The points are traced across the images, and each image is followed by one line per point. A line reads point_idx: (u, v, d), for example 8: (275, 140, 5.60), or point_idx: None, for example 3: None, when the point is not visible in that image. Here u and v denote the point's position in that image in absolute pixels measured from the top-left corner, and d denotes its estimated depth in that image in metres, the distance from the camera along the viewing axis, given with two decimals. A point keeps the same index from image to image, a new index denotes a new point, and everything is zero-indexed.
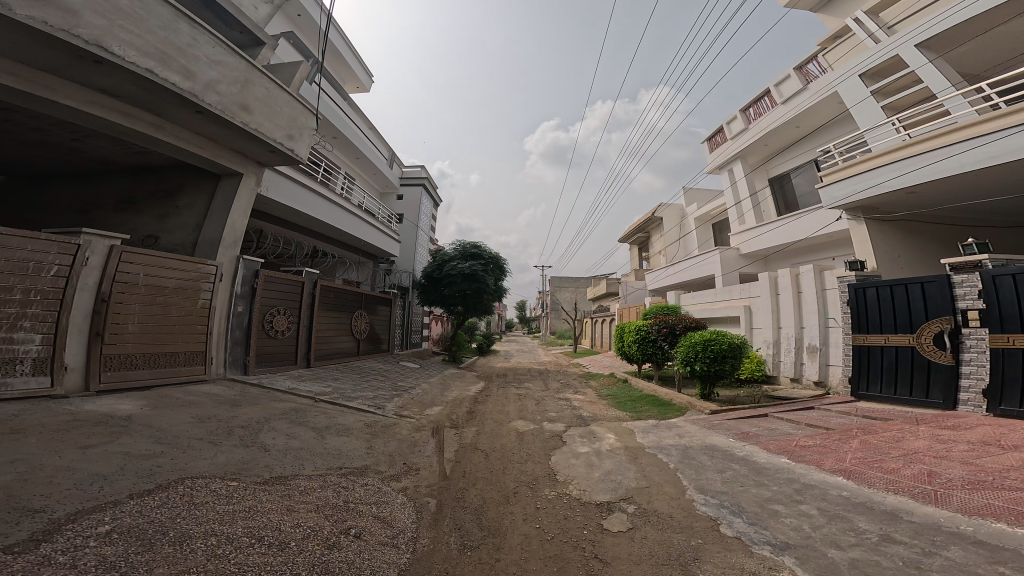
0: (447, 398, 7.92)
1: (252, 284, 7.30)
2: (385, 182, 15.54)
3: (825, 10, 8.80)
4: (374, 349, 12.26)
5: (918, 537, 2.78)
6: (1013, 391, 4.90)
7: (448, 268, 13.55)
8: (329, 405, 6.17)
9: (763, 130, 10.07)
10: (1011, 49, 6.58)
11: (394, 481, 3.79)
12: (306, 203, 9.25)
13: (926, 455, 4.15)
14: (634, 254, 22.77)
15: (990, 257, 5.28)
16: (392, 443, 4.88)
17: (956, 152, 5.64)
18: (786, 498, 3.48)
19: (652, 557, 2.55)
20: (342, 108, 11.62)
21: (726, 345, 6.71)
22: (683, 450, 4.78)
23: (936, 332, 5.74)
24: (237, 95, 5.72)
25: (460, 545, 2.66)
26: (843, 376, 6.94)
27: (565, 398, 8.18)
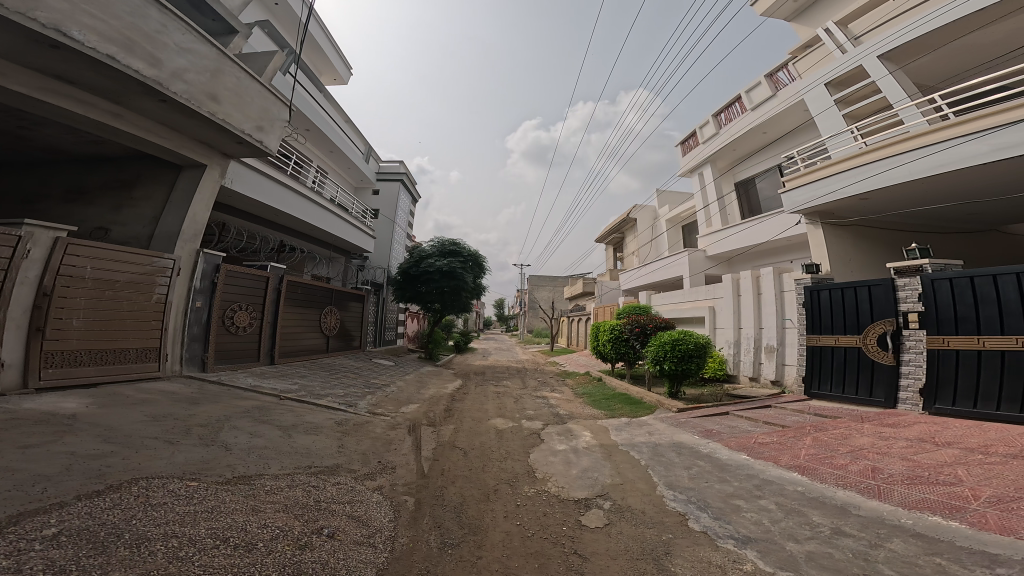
0: (422, 395, 7.86)
1: (213, 279, 7.02)
2: (360, 176, 15.21)
3: (798, 20, 9.12)
4: (344, 345, 12.03)
5: (865, 530, 2.97)
6: (946, 390, 5.27)
7: (425, 265, 13.43)
8: (295, 403, 6.01)
9: (733, 137, 10.41)
10: (958, 65, 7.09)
11: (368, 480, 3.74)
12: (273, 196, 8.95)
13: (870, 451, 4.42)
14: (609, 255, 23.13)
15: (930, 262, 5.67)
16: (366, 442, 4.82)
17: (907, 162, 6.01)
18: (747, 494, 3.64)
19: (628, 553, 2.62)
20: (316, 100, 11.31)
21: (692, 344, 6.92)
22: (653, 448, 4.92)
23: (880, 333, 6.09)
24: (205, 85, 5.49)
25: (440, 544, 2.66)
26: (798, 376, 7.28)
27: (542, 396, 8.27)
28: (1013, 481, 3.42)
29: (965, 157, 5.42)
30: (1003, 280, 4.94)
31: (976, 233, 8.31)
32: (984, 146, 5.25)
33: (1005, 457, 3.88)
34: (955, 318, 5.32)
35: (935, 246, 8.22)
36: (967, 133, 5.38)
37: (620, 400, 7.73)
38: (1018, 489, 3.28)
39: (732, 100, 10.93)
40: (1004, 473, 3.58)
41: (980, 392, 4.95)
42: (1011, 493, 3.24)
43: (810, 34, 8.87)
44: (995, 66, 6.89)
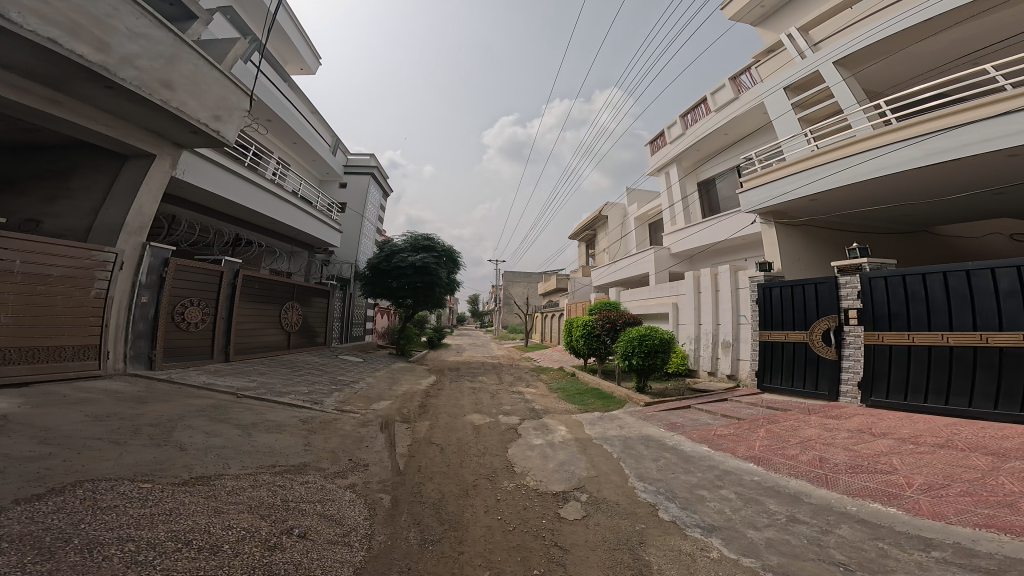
0: (394, 392, 7.74)
1: (160, 274, 6.67)
2: (325, 169, 14.76)
3: (763, 25, 9.46)
4: (307, 342, 11.69)
5: (816, 517, 3.14)
6: (881, 383, 5.64)
7: (398, 260, 13.18)
8: (254, 401, 5.80)
9: (698, 137, 10.72)
10: (903, 73, 7.58)
11: (339, 478, 3.65)
12: (229, 187, 8.55)
13: (817, 442, 4.68)
14: (582, 252, 23.43)
15: (868, 261, 6.02)
16: (335, 439, 4.70)
17: (854, 166, 6.35)
18: (710, 484, 3.79)
19: (605, 543, 2.68)
20: (278, 88, 10.84)
21: (658, 339, 7.12)
22: (624, 441, 5.04)
23: (824, 329, 6.41)
24: (159, 72, 5.18)
25: (420, 541, 2.63)
26: (751, 370, 7.62)
27: (517, 392, 8.31)
28: (943, 469, 3.70)
29: (904, 161, 5.81)
30: (931, 279, 5.32)
31: (909, 235, 8.94)
32: (919, 150, 5.65)
33: (934, 446, 4.18)
34: (889, 314, 5.69)
35: (881, 246, 8.73)
36: (906, 138, 5.75)
37: (591, 395, 7.87)
38: (946, 476, 3.55)
39: (698, 102, 11.22)
40: (934, 461, 3.86)
41: (910, 385, 5.33)
42: (940, 480, 3.51)
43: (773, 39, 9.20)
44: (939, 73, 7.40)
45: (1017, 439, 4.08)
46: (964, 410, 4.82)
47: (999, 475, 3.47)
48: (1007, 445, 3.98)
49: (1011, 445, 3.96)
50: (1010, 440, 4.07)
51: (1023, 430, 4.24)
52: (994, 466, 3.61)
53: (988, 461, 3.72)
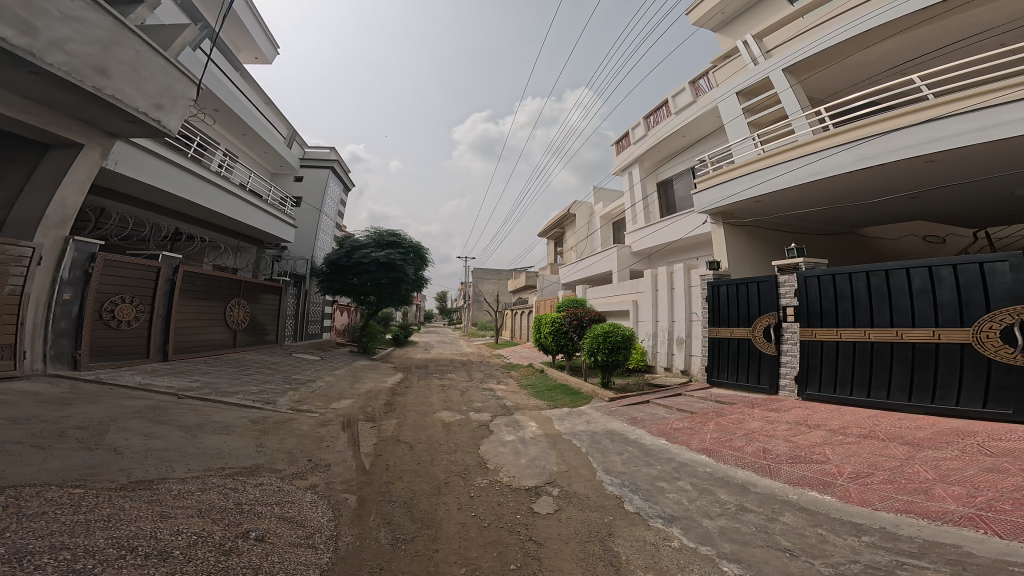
0: (357, 391, 7.51)
1: (87, 269, 6.08)
2: (279, 162, 14.13)
3: (722, 32, 9.92)
4: (256, 339, 11.14)
5: (763, 506, 3.31)
6: (814, 378, 6.01)
7: (360, 256, 12.82)
8: (197, 402, 5.46)
9: (659, 138, 11.08)
10: (842, 82, 8.13)
11: (297, 479, 3.50)
12: (166, 178, 7.98)
13: (760, 434, 4.95)
14: (551, 250, 23.67)
15: (804, 260, 6.38)
16: (292, 440, 4.49)
17: (796, 171, 6.74)
18: (669, 475, 3.92)
19: (578, 535, 2.72)
20: (226, 76, 10.26)
21: (621, 336, 7.28)
22: (591, 435, 5.13)
23: (765, 326, 6.73)
24: (94, 57, 4.75)
25: (392, 540, 2.58)
26: (702, 365, 7.94)
27: (488, 389, 8.31)
28: (868, 458, 3.98)
29: (838, 165, 6.21)
30: (856, 279, 5.71)
31: (838, 236, 9.58)
32: (851, 155, 6.07)
33: (860, 437, 4.48)
34: (821, 312, 6.08)
35: (819, 248, 9.39)
36: (841, 143, 6.16)
37: (558, 391, 7.96)
38: (871, 465, 3.82)
39: (659, 105, 11.56)
40: (861, 451, 4.15)
41: (839, 378, 5.71)
42: (866, 468, 3.78)
43: (731, 45, 9.63)
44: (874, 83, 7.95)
45: (928, 429, 4.43)
46: (884, 402, 5.21)
47: (915, 463, 3.76)
48: (920, 434, 4.31)
49: (924, 434, 4.30)
50: (922, 430, 4.41)
51: (933, 421, 4.61)
52: (910, 455, 3.91)
53: (905, 450, 4.02)
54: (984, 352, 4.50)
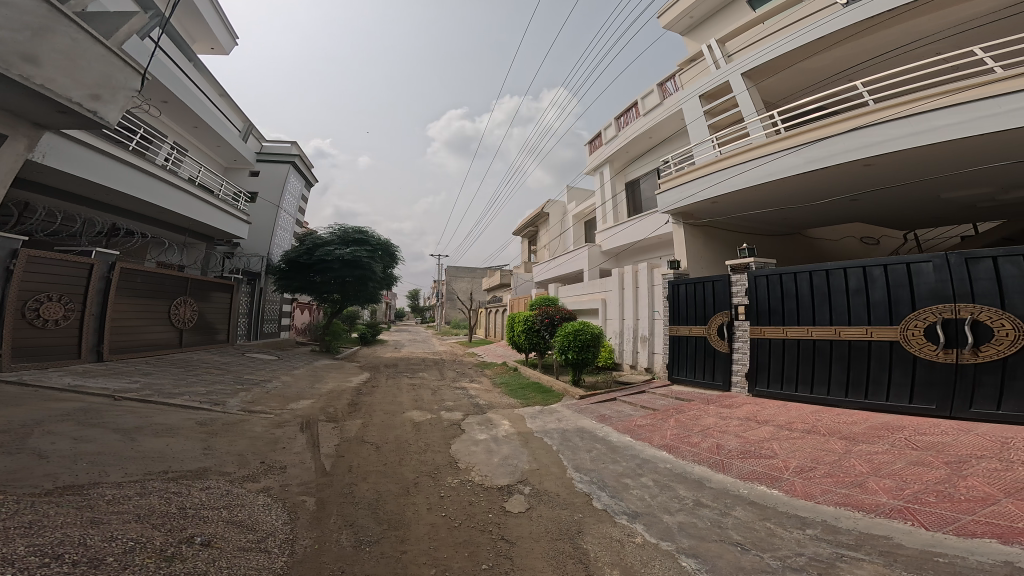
0: (316, 391, 7.25)
1: (8, 267, 5.69)
2: (232, 156, 13.50)
3: (690, 36, 10.28)
4: (206, 339, 10.59)
5: (717, 500, 3.44)
6: (764, 375, 6.30)
7: (324, 253, 12.41)
8: (136, 403, 5.11)
9: (627, 139, 11.36)
10: (794, 87, 8.57)
11: (249, 482, 3.34)
12: (103, 173, 7.47)
13: (715, 430, 5.14)
14: (525, 248, 23.82)
15: (755, 260, 6.64)
16: (243, 442, 4.29)
17: (750, 174, 7.07)
18: (632, 472, 4.01)
19: (548, 533, 2.75)
20: (175, 66, 9.71)
21: (590, 334, 7.38)
22: (562, 433, 5.18)
23: (720, 323, 6.96)
24: (24, 45, 4.33)
25: (355, 542, 2.50)
26: (664, 363, 8.17)
27: (461, 387, 8.27)
28: (810, 453, 4.21)
29: (787, 167, 6.58)
30: (801, 278, 6.02)
31: (784, 237, 10.05)
32: (801, 158, 6.40)
33: (803, 432, 4.74)
34: (769, 310, 6.37)
35: (772, 251, 9.89)
36: (791, 146, 6.51)
37: (530, 389, 8.01)
38: (814, 460, 4.05)
39: (629, 106, 11.83)
40: (804, 446, 4.39)
41: (785, 375, 6.02)
42: (809, 463, 3.99)
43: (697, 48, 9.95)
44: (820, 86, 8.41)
45: (863, 424, 4.73)
46: (825, 398, 5.54)
47: (851, 457, 4.00)
48: (855, 429, 4.60)
49: (859, 429, 4.59)
50: (858, 424, 4.71)
51: (867, 416, 4.92)
52: (847, 449, 4.16)
53: (842, 445, 4.28)
54: (910, 349, 4.80)
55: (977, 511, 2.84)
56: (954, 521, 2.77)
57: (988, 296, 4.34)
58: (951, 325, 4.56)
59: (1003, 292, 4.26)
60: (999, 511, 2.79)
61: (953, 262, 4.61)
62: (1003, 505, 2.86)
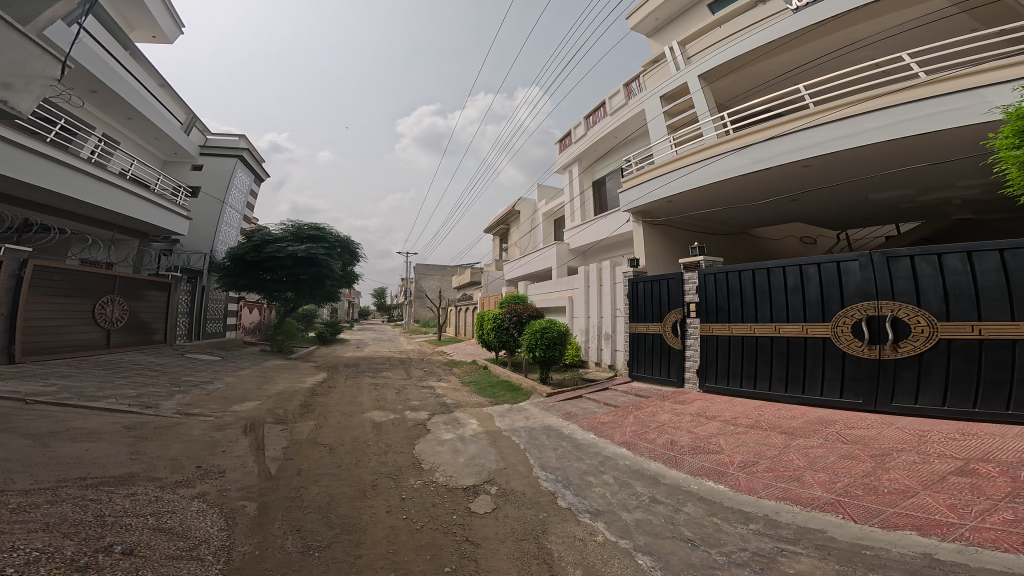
0: (266, 392, 6.89)
1: None
2: (173, 150, 12.69)
3: (656, 37, 10.58)
4: (139, 339, 9.84)
5: (670, 496, 3.55)
6: (713, 371, 6.57)
7: (275, 250, 11.85)
8: (54, 407, 4.67)
9: (595, 137, 11.63)
10: (745, 90, 9.01)
11: (183, 488, 3.12)
12: (16, 166, 6.81)
13: (669, 425, 5.31)
14: (496, 246, 23.89)
15: (704, 259, 6.91)
16: (178, 446, 4.00)
17: (700, 173, 7.38)
18: (594, 469, 4.07)
19: (514, 534, 2.74)
20: (104, 50, 8.97)
21: (557, 332, 7.44)
22: (530, 431, 5.19)
23: (673, 321, 7.21)
24: None
25: (302, 548, 2.39)
26: (625, 360, 8.37)
27: (428, 386, 8.14)
28: (753, 448, 4.43)
29: (733, 167, 6.93)
30: (745, 276, 6.32)
31: (733, 236, 10.50)
32: (748, 158, 6.74)
33: (748, 427, 4.98)
34: (716, 307, 6.66)
35: (724, 253, 10.36)
36: (738, 147, 6.86)
37: (501, 387, 8.04)
38: (756, 454, 4.25)
39: (598, 106, 12.07)
40: (748, 440, 4.61)
41: (732, 371, 6.31)
42: (752, 458, 4.19)
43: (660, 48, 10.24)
44: (768, 85, 8.79)
45: (800, 418, 5.02)
46: (766, 392, 5.85)
47: (790, 451, 4.24)
48: (794, 424, 4.88)
49: (797, 423, 4.87)
50: (796, 419, 4.99)
51: (804, 410, 5.24)
52: (787, 443, 4.39)
53: (782, 439, 4.53)
54: (840, 345, 5.15)
55: (900, 503, 3.06)
56: (879, 514, 2.97)
57: (906, 294, 4.68)
58: (874, 321, 4.91)
59: (919, 291, 4.60)
60: (917, 503, 3.01)
61: (876, 261, 4.95)
62: (922, 497, 3.08)
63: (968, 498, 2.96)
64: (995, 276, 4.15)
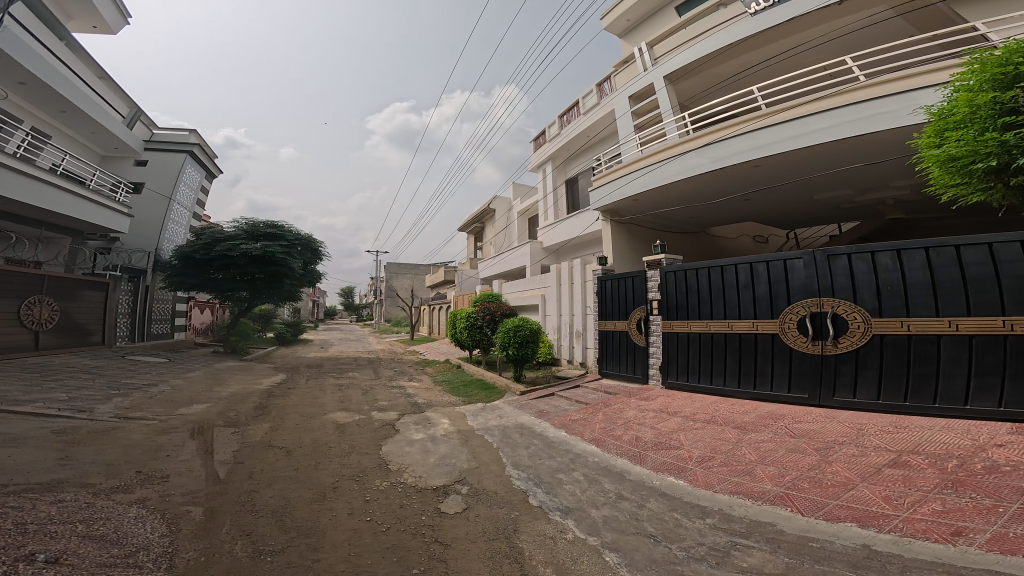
0: (218, 394, 6.52)
1: None
2: (113, 146, 11.87)
3: (628, 38, 10.80)
4: (73, 341, 9.13)
5: (634, 492, 3.60)
6: (674, 368, 6.73)
7: (227, 249, 11.27)
8: None
9: (568, 136, 11.77)
10: (707, 91, 9.31)
11: (121, 494, 2.89)
12: None
13: (635, 422, 5.40)
14: (470, 244, 23.78)
15: (666, 256, 7.07)
16: (115, 451, 3.71)
17: (661, 173, 7.59)
18: (565, 467, 4.07)
19: (485, 534, 2.69)
20: (33, 36, 8.26)
21: (530, 330, 7.43)
22: (503, 430, 5.16)
23: (638, 318, 7.35)
24: None
25: (251, 553, 2.26)
26: (595, 357, 8.47)
27: (398, 386, 7.95)
28: (710, 443, 4.56)
29: (692, 166, 7.15)
30: (700, 274, 6.53)
31: (693, 233, 10.78)
32: (706, 158, 6.96)
33: (705, 422, 5.13)
34: (676, 305, 6.84)
35: (686, 253, 10.67)
36: (696, 147, 7.09)
37: (473, 385, 7.98)
38: (713, 449, 4.37)
39: (571, 105, 12.19)
40: (705, 436, 4.74)
41: (690, 368, 6.49)
42: (709, 452, 4.31)
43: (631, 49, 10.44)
44: (728, 87, 9.09)
45: (752, 413, 5.22)
46: (721, 388, 6.05)
47: (742, 445, 4.38)
48: (746, 418, 5.06)
49: (749, 418, 5.05)
50: (748, 414, 5.18)
51: (755, 405, 5.45)
52: (739, 438, 4.54)
53: (735, 434, 4.68)
54: (787, 341, 5.39)
55: (841, 495, 3.20)
56: (824, 506, 3.10)
57: (844, 292, 4.94)
58: (817, 318, 5.16)
59: (855, 288, 4.86)
60: (856, 495, 3.15)
61: (818, 259, 5.20)
62: (860, 489, 3.22)
63: (901, 489, 3.11)
64: (921, 273, 4.40)
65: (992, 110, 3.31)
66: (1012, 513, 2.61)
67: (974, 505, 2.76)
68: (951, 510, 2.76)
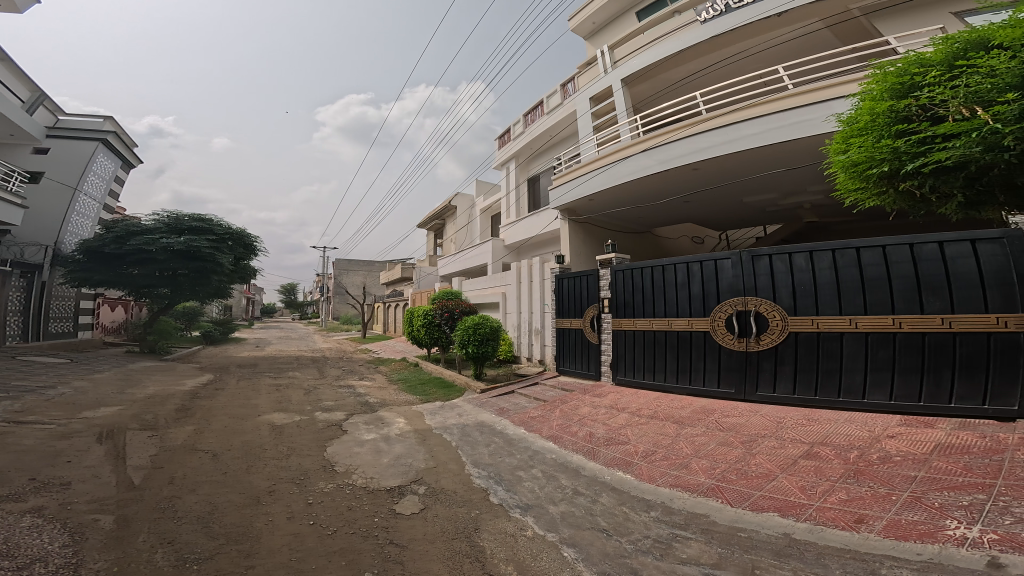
0: (130, 397, 5.98)
1: None
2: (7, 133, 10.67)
3: (592, 40, 11.03)
4: None
5: (589, 487, 3.67)
6: (623, 365, 6.91)
7: (144, 243, 10.46)
8: None
9: (532, 135, 11.84)
10: (659, 97, 9.66)
11: (10, 503, 2.57)
12: None
13: (588, 418, 5.50)
14: (430, 242, 23.44)
15: (616, 255, 7.26)
16: (7, 458, 3.30)
17: (613, 173, 7.82)
18: (524, 464, 4.08)
19: (444, 534, 2.63)
20: None
21: (490, 328, 7.39)
22: (462, 429, 5.09)
23: (591, 316, 7.51)
24: None
25: (175, 562, 2.08)
26: (552, 355, 8.55)
27: (347, 386, 7.65)
28: (653, 437, 4.71)
29: (639, 168, 7.41)
30: (644, 273, 6.76)
31: (639, 235, 11.14)
32: (651, 160, 7.24)
33: (649, 417, 5.31)
34: (624, 303, 7.03)
35: (636, 253, 11.01)
36: (642, 150, 7.38)
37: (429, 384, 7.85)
38: (655, 444, 4.53)
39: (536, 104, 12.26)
40: (648, 431, 4.89)
41: (637, 365, 6.69)
42: (652, 447, 4.46)
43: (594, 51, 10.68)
44: (678, 92, 9.47)
45: (688, 407, 5.46)
46: (662, 384, 6.28)
47: (680, 439, 4.56)
48: (683, 413, 5.28)
49: (686, 412, 5.28)
50: (685, 408, 5.42)
51: (689, 401, 5.70)
52: (677, 432, 4.73)
53: (674, 428, 4.86)
54: (716, 338, 5.66)
55: (763, 486, 3.39)
56: (749, 497, 3.28)
57: (765, 291, 5.27)
58: (741, 317, 5.45)
59: (775, 288, 5.20)
60: (777, 485, 3.36)
61: (744, 259, 5.52)
62: (779, 480, 3.44)
63: (814, 479, 3.35)
64: (829, 273, 4.77)
65: (889, 117, 3.58)
66: (903, 501, 2.86)
67: (872, 493, 3.01)
68: (854, 499, 3.00)
